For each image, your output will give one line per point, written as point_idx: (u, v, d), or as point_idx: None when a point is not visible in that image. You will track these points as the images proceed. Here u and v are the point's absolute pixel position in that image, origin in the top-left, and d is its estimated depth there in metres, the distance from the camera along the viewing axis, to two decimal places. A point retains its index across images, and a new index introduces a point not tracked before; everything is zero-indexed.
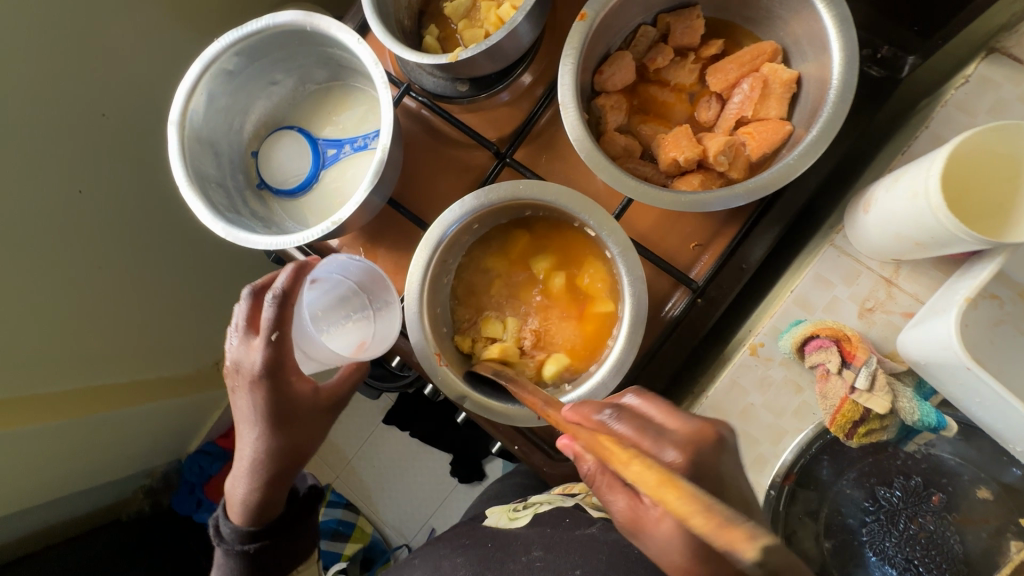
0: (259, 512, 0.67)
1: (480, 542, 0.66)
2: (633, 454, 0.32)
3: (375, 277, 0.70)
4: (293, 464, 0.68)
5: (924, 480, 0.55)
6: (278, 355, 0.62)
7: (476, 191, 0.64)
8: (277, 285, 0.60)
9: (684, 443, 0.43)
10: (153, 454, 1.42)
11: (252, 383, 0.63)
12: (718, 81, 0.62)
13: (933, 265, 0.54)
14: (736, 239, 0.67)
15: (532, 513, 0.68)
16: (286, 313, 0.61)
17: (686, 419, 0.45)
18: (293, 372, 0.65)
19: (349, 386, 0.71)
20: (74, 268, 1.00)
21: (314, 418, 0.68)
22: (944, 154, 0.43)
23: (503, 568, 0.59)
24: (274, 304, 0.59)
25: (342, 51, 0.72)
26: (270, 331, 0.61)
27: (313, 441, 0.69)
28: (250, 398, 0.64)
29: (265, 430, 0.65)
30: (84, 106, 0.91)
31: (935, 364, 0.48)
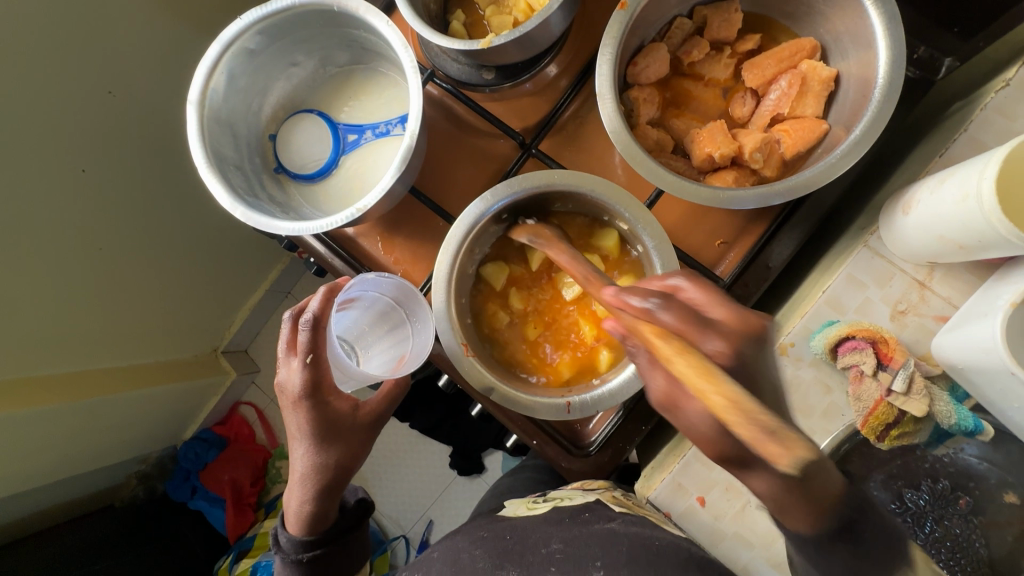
0: (314, 525, 0.72)
1: (498, 534, 0.64)
2: (679, 352, 0.39)
3: (408, 293, 0.71)
4: (341, 477, 0.72)
5: (951, 483, 0.56)
6: (315, 376, 0.65)
7: (511, 178, 0.64)
8: (309, 310, 0.62)
9: (727, 333, 0.42)
10: (149, 440, 1.40)
11: (295, 403, 0.66)
12: (755, 76, 0.61)
13: (968, 269, 0.53)
14: (762, 239, 0.66)
15: (553, 505, 0.67)
16: (320, 336, 0.63)
17: (733, 307, 0.44)
18: (331, 391, 0.68)
19: (390, 402, 0.74)
20: (75, 249, 0.98)
21: (357, 434, 0.71)
22: (1000, 157, 0.42)
23: (522, 560, 0.58)
24: (309, 328, 0.62)
25: (368, 33, 0.70)
26: (307, 353, 0.63)
27: (358, 455, 0.72)
28: (295, 416, 0.68)
29: (312, 445, 0.69)
30: (90, 82, 0.88)
31: (975, 367, 0.48)
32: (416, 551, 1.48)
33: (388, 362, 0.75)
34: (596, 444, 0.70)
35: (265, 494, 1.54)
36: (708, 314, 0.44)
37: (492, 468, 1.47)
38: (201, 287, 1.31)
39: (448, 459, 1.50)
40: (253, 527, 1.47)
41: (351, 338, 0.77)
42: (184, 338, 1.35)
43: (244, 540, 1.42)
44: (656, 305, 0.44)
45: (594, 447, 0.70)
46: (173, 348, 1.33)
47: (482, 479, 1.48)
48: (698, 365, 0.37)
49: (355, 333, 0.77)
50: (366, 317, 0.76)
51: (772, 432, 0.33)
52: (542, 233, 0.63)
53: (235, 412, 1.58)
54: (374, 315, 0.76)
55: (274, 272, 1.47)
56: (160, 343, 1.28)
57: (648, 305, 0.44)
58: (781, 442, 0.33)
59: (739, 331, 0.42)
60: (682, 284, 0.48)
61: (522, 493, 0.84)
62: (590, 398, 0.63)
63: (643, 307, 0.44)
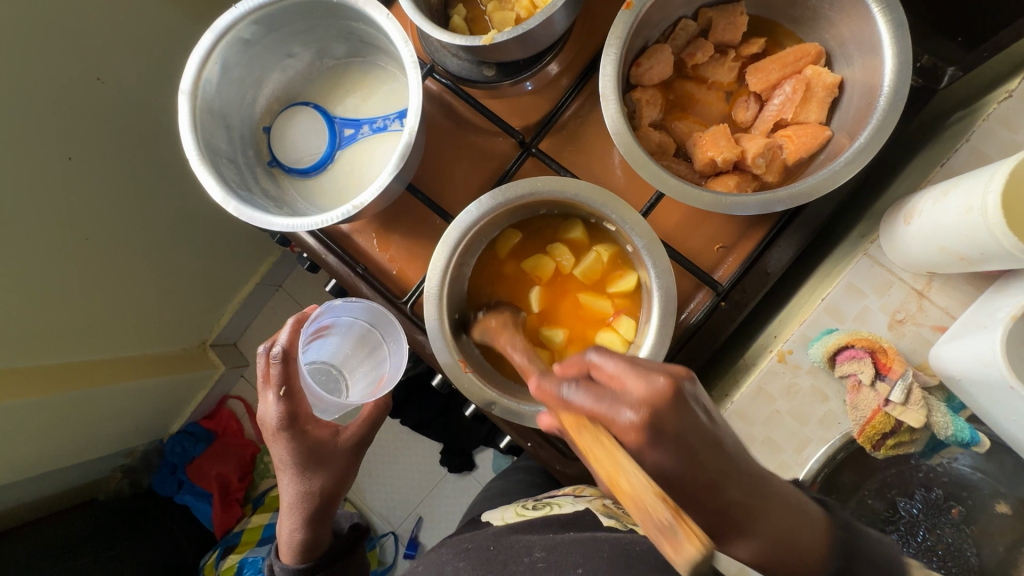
0: (308, 550, 0.75)
1: (483, 544, 0.64)
2: (592, 445, 0.36)
3: (375, 312, 0.77)
4: (328, 502, 0.75)
5: (944, 493, 0.56)
6: (291, 407, 0.69)
7: (492, 190, 0.62)
8: (279, 346, 0.67)
9: (643, 403, 0.37)
10: (134, 434, 1.37)
11: (275, 435, 0.70)
12: (759, 80, 0.60)
13: (967, 280, 0.53)
14: (762, 244, 0.66)
15: (541, 513, 0.66)
16: (290, 369, 0.68)
17: (648, 375, 0.38)
18: (308, 421, 0.72)
19: (371, 426, 0.78)
20: (60, 237, 0.95)
21: (338, 459, 0.75)
22: (1007, 171, 0.42)
23: (505, 570, 0.58)
24: (279, 362, 0.66)
25: (367, 26, 0.69)
26: (279, 385, 0.68)
27: (342, 479, 0.76)
28: (277, 447, 0.72)
29: (295, 474, 0.73)
30: (78, 68, 0.85)
31: (971, 379, 0.48)
32: (405, 548, 1.48)
33: (371, 384, 0.82)
34: None
35: (252, 489, 1.53)
36: (626, 385, 0.38)
37: (483, 466, 1.47)
38: (191, 279, 1.29)
39: (439, 456, 1.49)
40: (240, 522, 1.45)
41: (337, 363, 0.84)
42: (172, 330, 1.33)
43: (230, 536, 1.40)
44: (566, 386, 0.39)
45: None
46: (161, 340, 1.31)
47: (473, 477, 1.48)
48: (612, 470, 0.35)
49: (342, 358, 0.85)
50: (346, 343, 0.84)
51: (669, 529, 0.31)
52: (489, 325, 0.62)
53: (223, 406, 1.56)
54: (353, 341, 0.83)
55: (265, 265, 1.45)
56: (148, 335, 1.26)
57: (564, 391, 0.39)
58: (682, 538, 0.31)
59: (666, 397, 0.37)
60: (595, 355, 0.42)
61: (515, 495, 0.84)
62: None
63: (556, 393, 0.39)
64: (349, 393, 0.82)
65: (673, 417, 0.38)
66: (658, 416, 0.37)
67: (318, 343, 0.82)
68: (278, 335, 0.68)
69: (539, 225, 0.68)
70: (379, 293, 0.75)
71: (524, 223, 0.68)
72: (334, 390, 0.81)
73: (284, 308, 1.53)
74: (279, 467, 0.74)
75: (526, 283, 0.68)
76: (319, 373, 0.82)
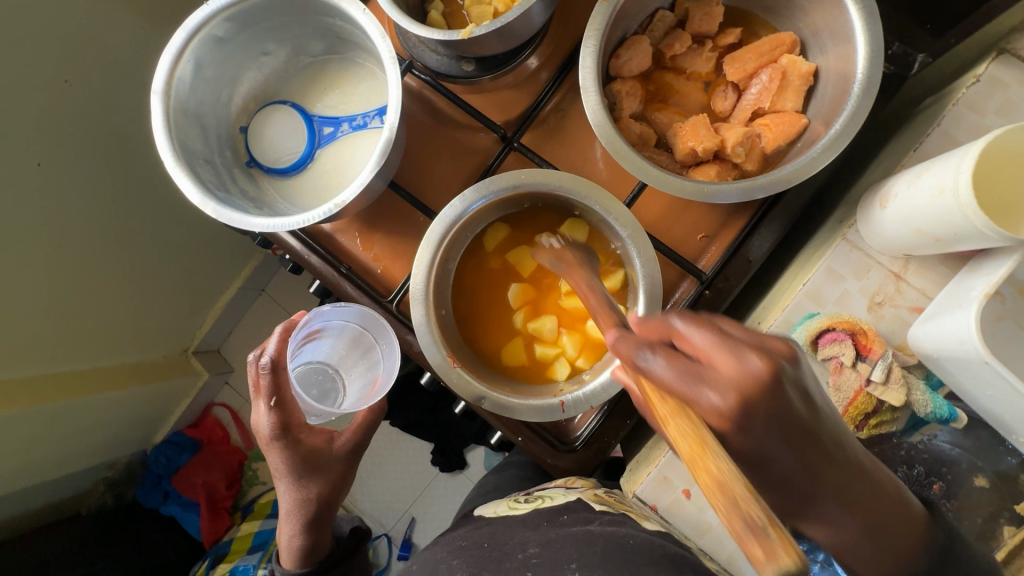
0: (308, 555, 0.75)
1: (476, 542, 0.64)
2: (677, 417, 0.36)
3: (366, 316, 0.77)
4: (327, 507, 0.75)
5: (925, 469, 0.56)
6: (283, 417, 0.68)
7: (476, 184, 0.62)
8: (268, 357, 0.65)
9: (732, 387, 0.36)
10: (116, 445, 1.34)
11: (269, 444, 0.70)
12: (736, 70, 0.61)
13: (942, 261, 0.55)
14: (743, 232, 0.66)
15: (535, 505, 0.66)
16: (280, 380, 0.66)
17: (743, 357, 0.37)
18: (302, 429, 0.71)
19: (364, 431, 0.77)
20: (31, 246, 0.93)
21: (334, 466, 0.74)
22: (977, 151, 0.43)
23: (499, 567, 0.58)
24: (269, 373, 0.65)
25: (344, 21, 0.68)
26: (270, 396, 0.66)
27: (339, 485, 0.75)
28: (272, 455, 0.71)
29: (291, 482, 0.72)
30: (42, 71, 0.83)
31: (950, 357, 0.49)
32: (398, 549, 1.47)
33: (365, 388, 0.82)
34: (581, 439, 0.70)
35: (241, 496, 1.51)
36: (714, 363, 0.37)
37: (475, 464, 1.47)
38: (170, 285, 1.26)
39: (430, 455, 1.49)
40: (229, 530, 1.43)
41: (333, 364, 0.85)
42: (152, 338, 1.30)
43: (220, 545, 1.38)
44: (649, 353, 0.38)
45: (579, 443, 0.70)
46: (143, 349, 1.29)
47: (465, 475, 1.48)
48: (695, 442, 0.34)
49: (337, 359, 0.85)
50: (340, 345, 0.84)
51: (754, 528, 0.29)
52: (566, 256, 0.59)
53: (208, 413, 1.53)
54: (346, 343, 0.83)
55: (247, 269, 1.43)
56: (128, 344, 1.23)
57: (650, 359, 0.38)
58: (776, 543, 0.28)
59: (749, 376, 0.36)
60: (679, 323, 0.40)
61: (507, 490, 0.84)
62: (583, 394, 0.61)
63: (635, 357, 0.38)
64: (344, 395, 0.83)
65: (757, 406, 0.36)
66: (745, 402, 0.36)
67: (311, 346, 0.82)
68: (267, 344, 0.66)
69: (525, 220, 0.67)
70: (364, 292, 0.74)
71: (509, 217, 0.67)
72: (330, 390, 0.83)
73: (268, 312, 1.51)
74: (276, 475, 0.73)
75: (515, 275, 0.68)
76: (315, 374, 0.83)
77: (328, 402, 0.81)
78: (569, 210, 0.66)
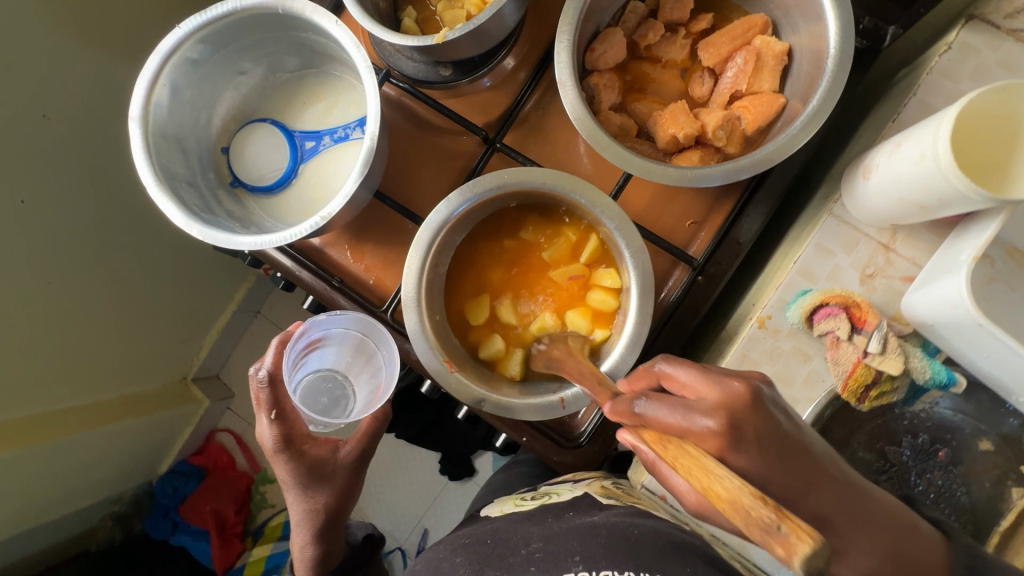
0: (322, 559, 0.78)
1: (480, 539, 0.65)
2: (679, 452, 0.37)
3: (367, 322, 0.76)
4: (335, 514, 0.77)
5: (930, 437, 0.56)
6: (285, 430, 0.70)
7: (461, 186, 0.62)
8: (266, 372, 0.67)
9: (718, 409, 0.40)
10: (120, 479, 1.33)
11: (274, 456, 0.72)
12: (711, 55, 0.61)
13: (928, 228, 0.55)
14: (730, 217, 0.67)
15: (540, 502, 0.66)
16: (279, 393, 0.68)
17: (721, 382, 0.42)
18: (305, 440, 0.73)
19: (369, 440, 0.78)
20: (21, 285, 0.92)
21: (340, 474, 0.76)
22: (953, 116, 0.43)
23: (504, 562, 0.59)
24: (266, 388, 0.67)
25: (317, 35, 0.68)
26: (270, 410, 0.68)
27: (346, 494, 0.77)
28: (278, 466, 0.73)
29: (299, 491, 0.74)
30: (19, 107, 0.82)
31: (944, 323, 0.49)
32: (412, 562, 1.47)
33: (371, 394, 0.81)
34: (586, 434, 0.70)
35: (250, 521, 1.49)
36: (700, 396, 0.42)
37: (484, 470, 1.46)
38: (164, 313, 1.25)
39: (438, 465, 1.48)
40: (242, 556, 1.43)
41: (342, 369, 0.83)
42: (149, 368, 1.29)
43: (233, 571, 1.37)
44: (643, 401, 0.40)
45: (584, 438, 0.70)
46: (141, 380, 1.28)
47: (474, 481, 1.47)
48: (696, 462, 0.36)
49: (344, 365, 0.83)
50: (345, 351, 0.82)
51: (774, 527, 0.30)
52: (555, 355, 0.60)
53: (212, 440, 1.52)
54: (350, 350, 0.82)
55: (241, 292, 1.43)
56: (125, 376, 1.23)
57: (643, 405, 0.40)
58: (792, 537, 0.29)
59: (734, 406, 0.41)
60: (662, 364, 0.46)
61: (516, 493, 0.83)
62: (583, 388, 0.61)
63: (631, 407, 0.41)
64: (354, 401, 0.82)
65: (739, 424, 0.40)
66: (732, 419, 0.40)
67: (316, 355, 0.82)
68: (263, 358, 0.68)
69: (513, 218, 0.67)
70: (357, 304, 0.74)
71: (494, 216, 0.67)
72: (340, 398, 0.82)
73: (265, 333, 1.51)
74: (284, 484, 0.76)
75: (501, 273, 0.68)
76: (324, 381, 0.83)
77: (338, 409, 0.81)
78: (553, 205, 0.66)
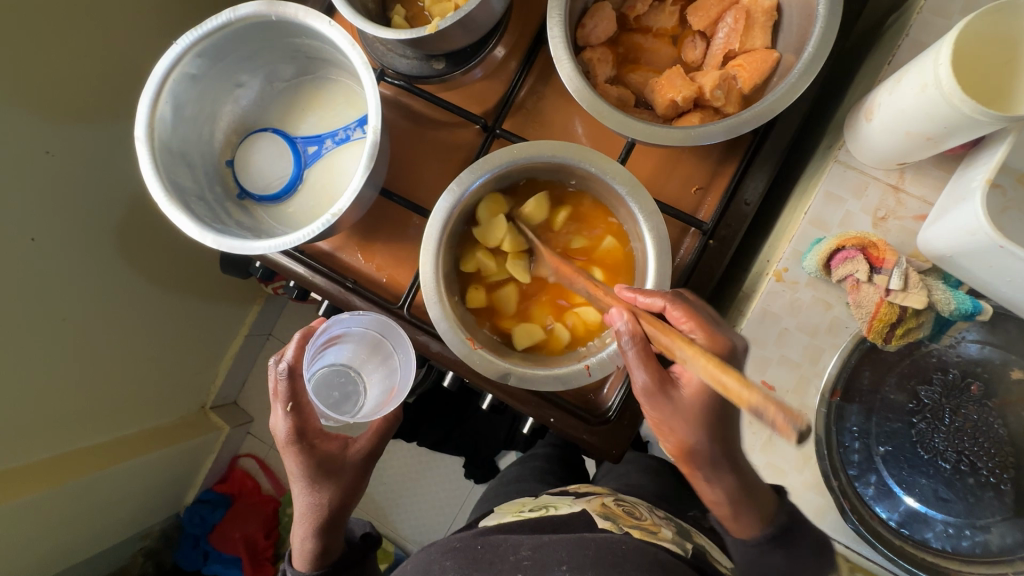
0: (319, 560, 0.80)
1: (469, 543, 0.63)
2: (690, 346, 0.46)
3: (388, 323, 0.76)
4: (338, 513, 0.81)
5: (961, 371, 0.56)
6: (298, 422, 0.75)
7: (470, 165, 0.63)
8: (288, 363, 0.73)
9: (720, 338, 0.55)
10: (147, 512, 1.34)
11: (286, 448, 0.76)
12: (701, 18, 0.62)
13: (935, 164, 0.56)
14: (735, 178, 0.67)
15: (537, 514, 0.68)
16: (295, 384, 0.74)
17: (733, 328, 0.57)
18: (316, 436, 0.78)
19: (378, 440, 0.82)
20: (37, 325, 0.94)
21: (347, 471, 0.80)
22: (951, 43, 0.44)
23: (492, 568, 0.58)
24: (285, 376, 0.72)
25: (311, 39, 0.69)
26: (286, 400, 0.74)
27: (351, 492, 0.81)
28: (288, 460, 0.78)
29: (306, 484, 0.78)
30: (22, 146, 0.83)
31: (963, 252, 0.49)
32: None
33: (384, 393, 0.81)
34: (614, 408, 0.70)
35: (281, 544, 1.46)
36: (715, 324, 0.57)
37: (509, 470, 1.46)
38: (179, 343, 1.27)
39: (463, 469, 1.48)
40: None
41: (355, 366, 0.83)
42: (166, 399, 1.30)
43: None
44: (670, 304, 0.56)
45: (613, 412, 0.70)
46: (161, 410, 1.29)
47: None
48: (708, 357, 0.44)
49: (358, 362, 0.83)
50: (361, 348, 0.82)
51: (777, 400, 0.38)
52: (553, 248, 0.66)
53: (235, 466, 1.52)
54: (367, 348, 0.82)
55: (252, 314, 1.44)
56: (144, 408, 1.24)
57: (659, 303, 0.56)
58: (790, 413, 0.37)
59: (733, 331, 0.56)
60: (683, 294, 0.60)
61: None
62: (607, 356, 0.61)
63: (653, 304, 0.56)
64: (366, 398, 0.82)
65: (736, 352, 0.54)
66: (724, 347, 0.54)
67: (334, 350, 0.82)
68: (285, 349, 0.74)
69: (515, 197, 0.68)
70: (373, 302, 0.74)
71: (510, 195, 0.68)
72: (351, 393, 0.82)
73: None
74: (291, 478, 0.80)
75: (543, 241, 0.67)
76: (337, 376, 0.82)
77: (348, 405, 0.81)
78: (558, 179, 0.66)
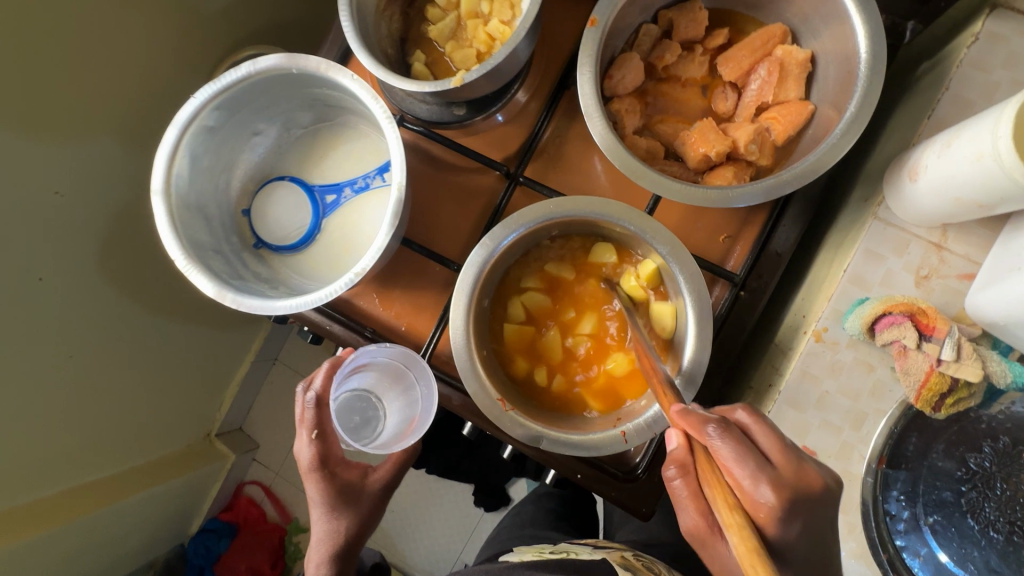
0: None
1: None
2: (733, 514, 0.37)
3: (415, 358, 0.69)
4: (354, 541, 0.79)
5: (1012, 439, 0.53)
6: (323, 450, 0.73)
7: (503, 220, 0.61)
8: (316, 393, 0.70)
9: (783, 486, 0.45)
10: (150, 544, 1.31)
11: (308, 475, 0.74)
12: (732, 70, 0.61)
13: (981, 223, 0.54)
14: (766, 229, 0.65)
15: (558, 556, 0.66)
16: (323, 413, 0.72)
17: (800, 462, 0.47)
18: (338, 464, 0.76)
19: (396, 471, 0.81)
20: (42, 364, 0.91)
21: (367, 500, 0.79)
22: (1012, 113, 0.42)
23: None
24: (314, 405, 0.70)
25: (332, 89, 0.67)
26: (312, 429, 0.71)
27: (368, 519, 0.80)
28: (309, 486, 0.76)
29: (326, 510, 0.77)
30: (31, 187, 0.81)
31: (1019, 322, 0.47)
32: None
33: (404, 424, 0.75)
34: (642, 465, 0.67)
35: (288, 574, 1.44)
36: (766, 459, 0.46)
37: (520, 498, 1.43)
38: (181, 373, 1.23)
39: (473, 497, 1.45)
40: None
41: (376, 391, 0.76)
42: (172, 431, 1.27)
43: None
44: (717, 435, 0.45)
45: (642, 469, 0.67)
46: (166, 443, 1.27)
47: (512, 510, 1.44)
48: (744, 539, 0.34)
49: (378, 389, 0.76)
50: (384, 376, 0.74)
51: None
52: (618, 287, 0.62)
53: (241, 493, 1.48)
54: (390, 376, 0.74)
55: (258, 341, 1.41)
56: (148, 442, 1.20)
57: (716, 437, 0.45)
58: None
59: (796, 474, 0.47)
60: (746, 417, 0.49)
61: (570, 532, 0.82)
62: (643, 421, 0.59)
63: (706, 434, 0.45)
64: (384, 426, 0.76)
65: (797, 506, 0.45)
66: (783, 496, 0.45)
67: (356, 375, 0.75)
68: (313, 377, 0.71)
69: (546, 253, 0.66)
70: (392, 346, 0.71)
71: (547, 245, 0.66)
72: (371, 418, 0.76)
73: (286, 382, 1.49)
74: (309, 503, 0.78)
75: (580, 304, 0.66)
76: (357, 401, 0.76)
77: (367, 430, 0.75)
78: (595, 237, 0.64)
